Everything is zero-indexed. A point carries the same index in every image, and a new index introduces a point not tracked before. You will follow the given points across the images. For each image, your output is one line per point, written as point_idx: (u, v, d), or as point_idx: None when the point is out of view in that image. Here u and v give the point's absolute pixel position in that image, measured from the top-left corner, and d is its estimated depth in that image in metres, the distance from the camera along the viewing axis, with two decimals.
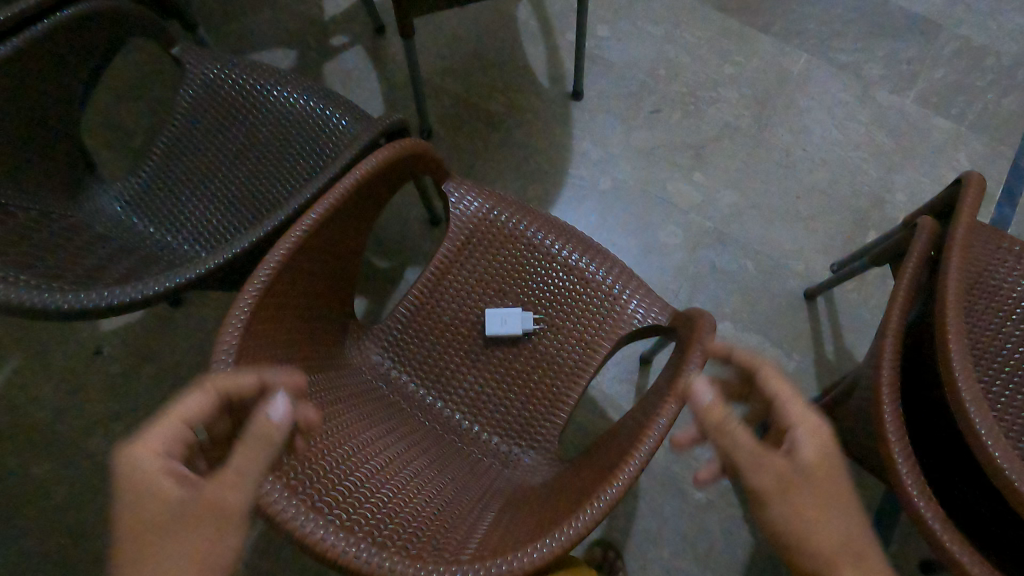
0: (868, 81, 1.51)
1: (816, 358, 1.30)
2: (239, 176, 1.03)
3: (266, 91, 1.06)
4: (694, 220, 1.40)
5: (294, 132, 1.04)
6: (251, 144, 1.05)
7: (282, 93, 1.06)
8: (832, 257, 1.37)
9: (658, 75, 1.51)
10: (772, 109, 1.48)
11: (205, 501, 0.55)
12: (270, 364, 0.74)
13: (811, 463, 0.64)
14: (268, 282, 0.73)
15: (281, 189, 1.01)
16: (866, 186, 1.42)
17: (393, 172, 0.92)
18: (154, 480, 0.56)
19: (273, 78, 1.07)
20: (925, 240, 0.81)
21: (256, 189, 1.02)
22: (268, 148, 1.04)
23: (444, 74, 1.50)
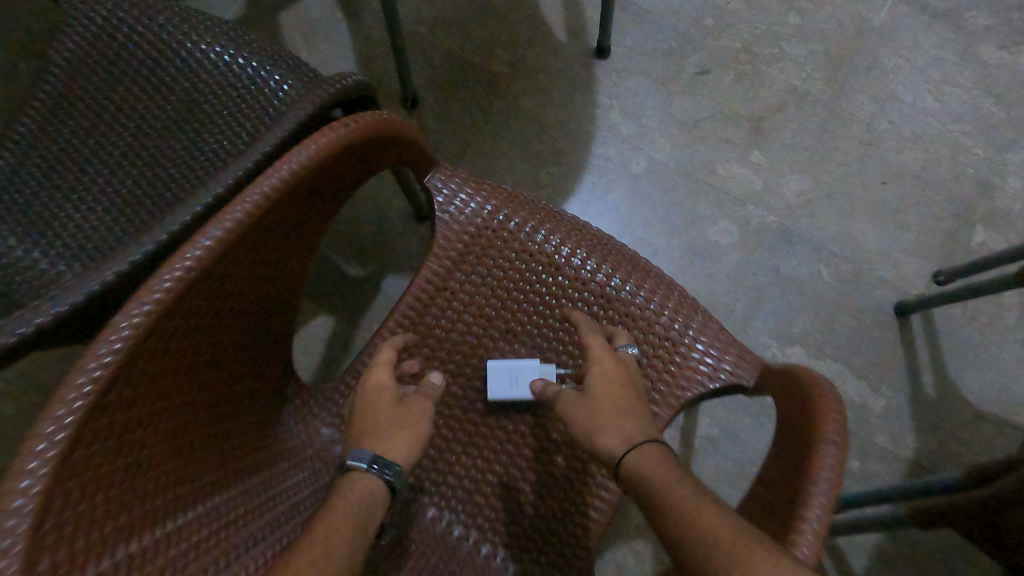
0: (973, 33, 1.19)
1: (911, 394, 1.02)
2: (127, 166, 0.70)
3: (164, 34, 0.70)
4: (753, 214, 1.09)
5: (207, 101, 0.70)
6: (144, 116, 0.71)
7: (195, 44, 0.70)
8: (929, 261, 1.07)
9: (705, 27, 1.19)
10: (850, 69, 1.17)
11: (411, 402, 0.57)
12: (139, 488, 0.43)
13: (595, 384, 0.55)
14: (130, 346, 0.42)
15: (190, 188, 0.69)
16: (971, 168, 1.12)
17: (352, 159, 0.61)
18: (381, 396, 0.57)
19: (174, 13, 0.71)
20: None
21: (152, 187, 0.70)
22: (169, 124, 0.70)
23: (432, 23, 1.18)
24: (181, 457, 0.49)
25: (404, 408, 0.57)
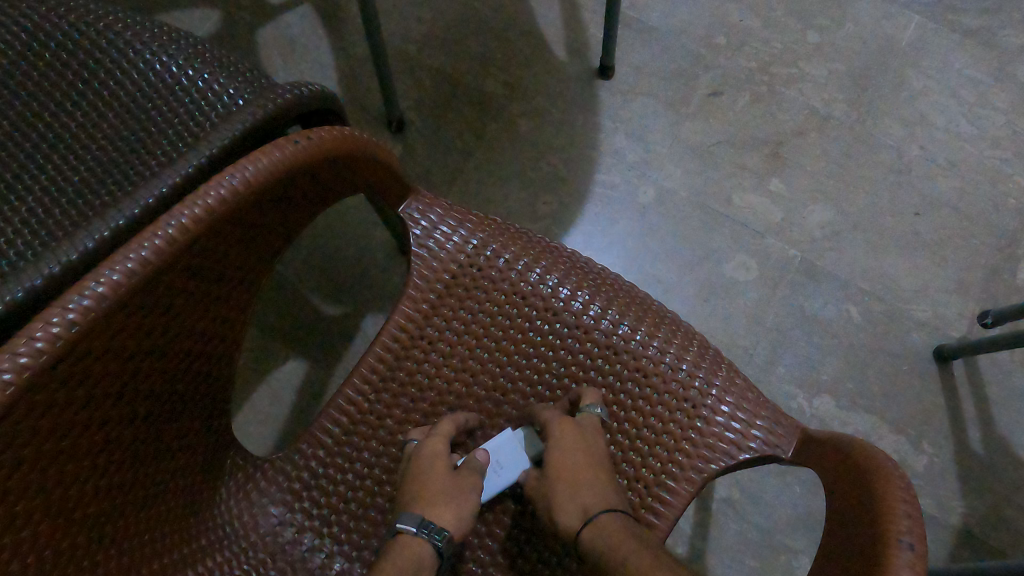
0: (1007, 52, 1.10)
1: (956, 451, 0.90)
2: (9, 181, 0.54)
3: (65, 26, 0.57)
4: (773, 247, 0.99)
5: (124, 112, 0.56)
6: (36, 123, 0.56)
7: (111, 41, 0.56)
8: (970, 301, 0.96)
9: (716, 45, 1.10)
10: (875, 90, 1.07)
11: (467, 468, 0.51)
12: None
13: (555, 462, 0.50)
14: None
15: (89, 208, 0.53)
16: (1013, 197, 1.01)
17: (309, 184, 0.50)
18: (434, 459, 0.50)
19: (87, 4, 0.58)
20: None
21: (38, 207, 0.53)
22: (66, 134, 0.55)
23: (421, 41, 1.10)
24: (81, 528, 0.39)
25: (458, 475, 0.51)
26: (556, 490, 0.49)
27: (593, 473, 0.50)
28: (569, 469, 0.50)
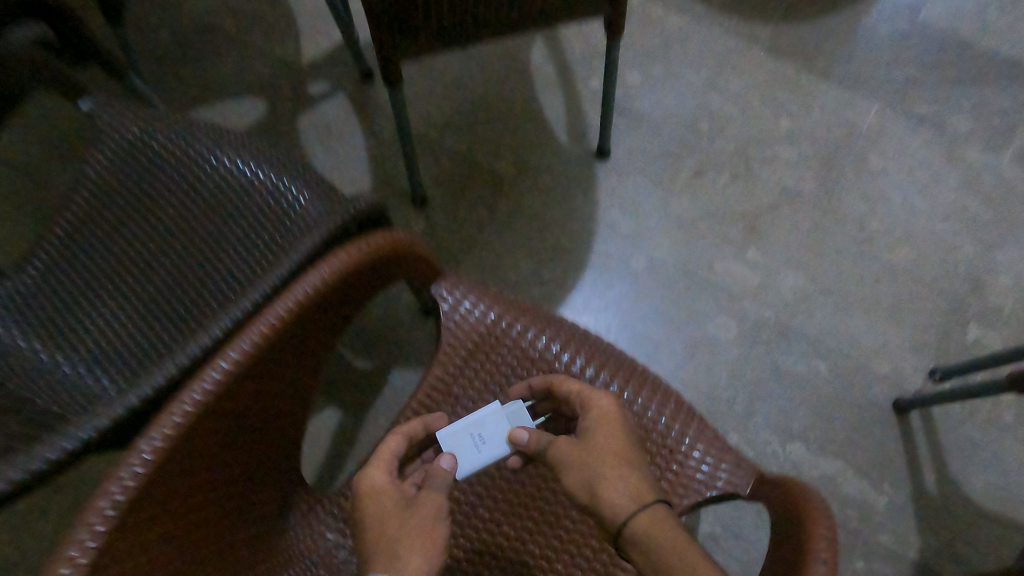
0: (955, 137, 1.25)
1: (913, 492, 1.02)
2: (155, 273, 0.75)
3: (185, 154, 0.78)
4: (750, 309, 1.12)
5: (233, 218, 0.76)
6: (166, 224, 0.77)
7: (218, 160, 0.76)
8: (925, 357, 1.09)
9: (700, 131, 1.25)
10: (840, 171, 1.22)
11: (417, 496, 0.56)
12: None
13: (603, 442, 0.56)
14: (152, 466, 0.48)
15: (213, 286, 0.74)
16: (962, 265, 1.15)
17: (369, 276, 0.64)
18: (381, 495, 0.56)
19: (196, 133, 0.78)
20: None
21: (179, 290, 0.74)
22: (190, 232, 0.76)
23: (442, 127, 1.25)
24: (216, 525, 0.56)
25: (415, 505, 0.55)
26: (600, 471, 0.54)
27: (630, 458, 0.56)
28: (604, 457, 0.55)
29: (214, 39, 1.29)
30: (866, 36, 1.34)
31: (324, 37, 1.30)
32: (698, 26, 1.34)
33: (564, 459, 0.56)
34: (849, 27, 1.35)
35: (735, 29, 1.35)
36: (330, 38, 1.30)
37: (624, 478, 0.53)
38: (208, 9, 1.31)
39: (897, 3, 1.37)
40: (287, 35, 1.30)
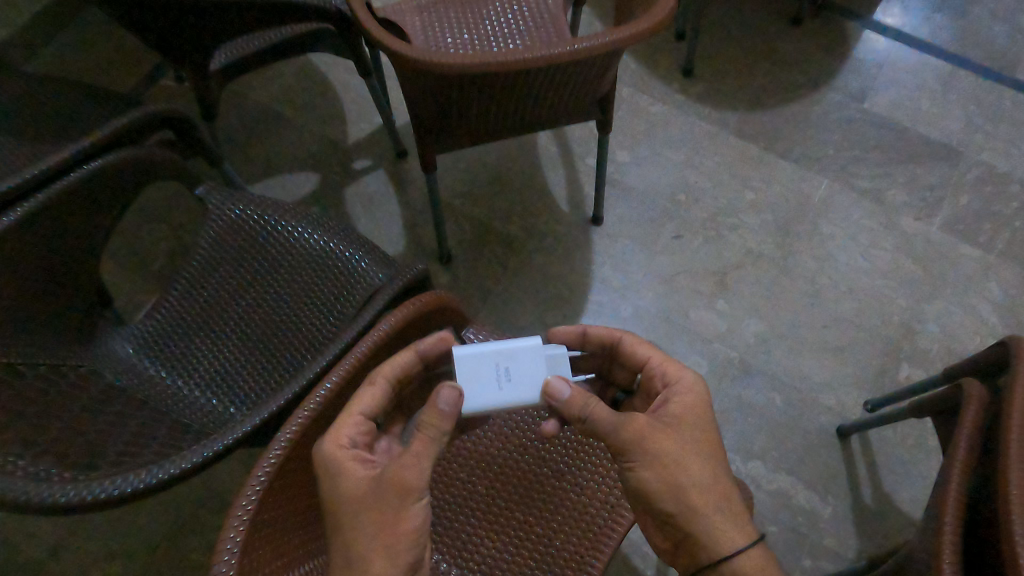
0: (892, 207, 1.49)
1: (853, 503, 1.23)
2: (251, 315, 1.01)
3: (274, 227, 1.05)
4: (719, 350, 1.35)
5: (309, 274, 1.02)
6: (258, 279, 1.03)
7: (300, 232, 1.04)
8: (864, 392, 1.31)
9: (678, 201, 1.50)
10: (796, 236, 1.46)
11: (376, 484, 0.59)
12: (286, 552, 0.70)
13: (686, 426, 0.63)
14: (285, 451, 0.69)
15: (294, 325, 0.99)
16: (896, 315, 1.38)
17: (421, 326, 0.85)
18: (344, 486, 0.60)
19: (282, 212, 1.07)
20: (975, 409, 0.78)
21: (269, 328, 1.00)
22: (276, 284, 1.02)
23: (463, 197, 1.51)
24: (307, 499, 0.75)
25: (378, 498, 0.58)
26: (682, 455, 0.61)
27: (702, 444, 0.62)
28: (684, 441, 0.62)
29: (275, 123, 1.56)
30: (818, 122, 1.60)
31: (366, 121, 1.57)
32: (677, 113, 1.61)
33: (646, 446, 0.60)
34: (805, 115, 1.61)
35: (708, 116, 1.61)
36: (371, 122, 1.57)
37: (718, 497, 0.61)
38: (271, 99, 1.58)
39: (843, 96, 1.63)
40: (336, 120, 1.57)
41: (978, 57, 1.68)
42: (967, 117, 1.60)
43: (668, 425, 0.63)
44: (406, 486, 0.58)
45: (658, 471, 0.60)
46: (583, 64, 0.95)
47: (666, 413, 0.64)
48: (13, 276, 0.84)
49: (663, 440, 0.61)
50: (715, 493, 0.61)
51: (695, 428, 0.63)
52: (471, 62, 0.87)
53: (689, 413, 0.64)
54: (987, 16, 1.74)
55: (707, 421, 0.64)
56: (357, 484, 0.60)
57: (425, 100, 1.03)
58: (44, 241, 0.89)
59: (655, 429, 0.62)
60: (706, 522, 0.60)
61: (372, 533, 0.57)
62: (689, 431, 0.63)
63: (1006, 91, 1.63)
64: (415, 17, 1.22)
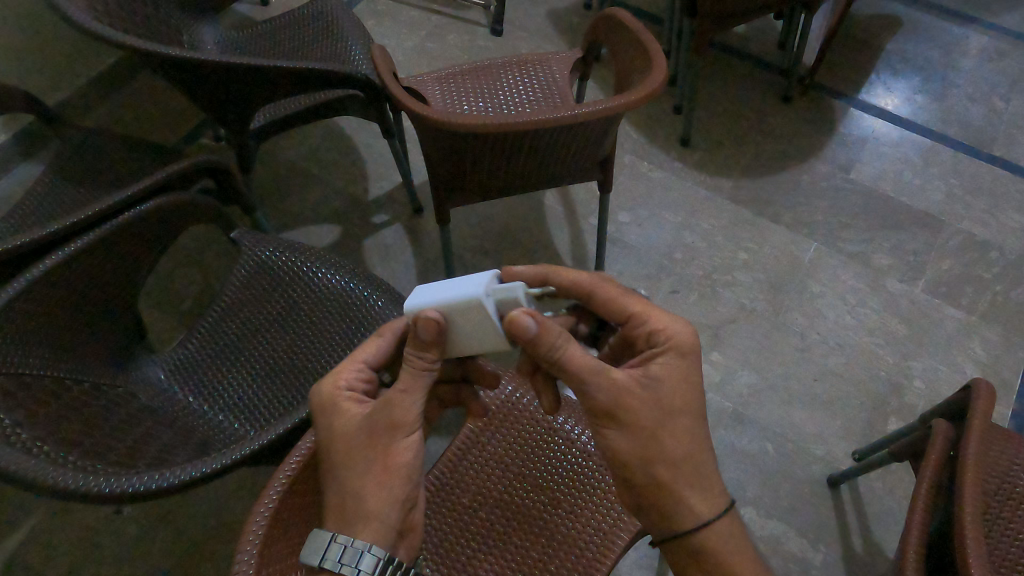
0: (878, 269, 1.58)
1: (844, 551, 1.26)
2: (274, 346, 1.09)
3: (298, 268, 1.15)
4: (713, 400, 1.42)
5: (328, 311, 1.11)
6: (281, 314, 1.12)
7: (323, 273, 1.14)
8: (853, 442, 1.36)
9: (675, 259, 1.60)
10: (787, 294, 1.55)
11: (371, 424, 0.64)
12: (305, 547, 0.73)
13: (666, 384, 0.65)
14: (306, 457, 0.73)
15: (311, 356, 1.07)
16: (883, 370, 1.44)
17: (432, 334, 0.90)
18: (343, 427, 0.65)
19: (307, 256, 1.16)
20: (933, 469, 0.84)
21: (287, 359, 1.08)
22: (298, 319, 1.11)
23: (473, 250, 1.61)
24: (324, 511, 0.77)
25: (375, 435, 0.64)
26: (663, 421, 0.64)
27: (682, 405, 0.65)
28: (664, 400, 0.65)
29: (302, 180, 1.68)
30: (807, 190, 1.71)
31: (387, 180, 1.69)
32: (675, 180, 1.73)
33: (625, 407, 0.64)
34: (795, 183, 1.73)
35: (704, 182, 1.73)
36: (391, 181, 1.69)
37: (690, 474, 0.65)
38: (300, 158, 1.72)
39: (831, 166, 1.76)
40: (359, 178, 1.69)
41: (956, 134, 1.81)
42: (947, 188, 1.71)
43: (650, 388, 0.65)
44: (394, 424, 0.63)
45: (630, 441, 0.64)
46: (584, 127, 1.07)
47: (649, 372, 0.66)
48: (68, 301, 0.93)
49: (639, 403, 0.64)
50: (686, 469, 0.65)
51: (679, 396, 0.65)
52: (484, 122, 0.98)
53: (671, 377, 0.65)
54: (964, 98, 1.88)
55: (692, 388, 0.66)
56: (352, 425, 0.65)
57: (442, 157, 1.15)
58: (98, 272, 0.98)
59: (636, 394, 0.64)
60: (674, 496, 0.64)
61: (364, 471, 0.63)
62: (671, 399, 0.65)
63: (983, 165, 1.75)
64: (436, 86, 1.36)
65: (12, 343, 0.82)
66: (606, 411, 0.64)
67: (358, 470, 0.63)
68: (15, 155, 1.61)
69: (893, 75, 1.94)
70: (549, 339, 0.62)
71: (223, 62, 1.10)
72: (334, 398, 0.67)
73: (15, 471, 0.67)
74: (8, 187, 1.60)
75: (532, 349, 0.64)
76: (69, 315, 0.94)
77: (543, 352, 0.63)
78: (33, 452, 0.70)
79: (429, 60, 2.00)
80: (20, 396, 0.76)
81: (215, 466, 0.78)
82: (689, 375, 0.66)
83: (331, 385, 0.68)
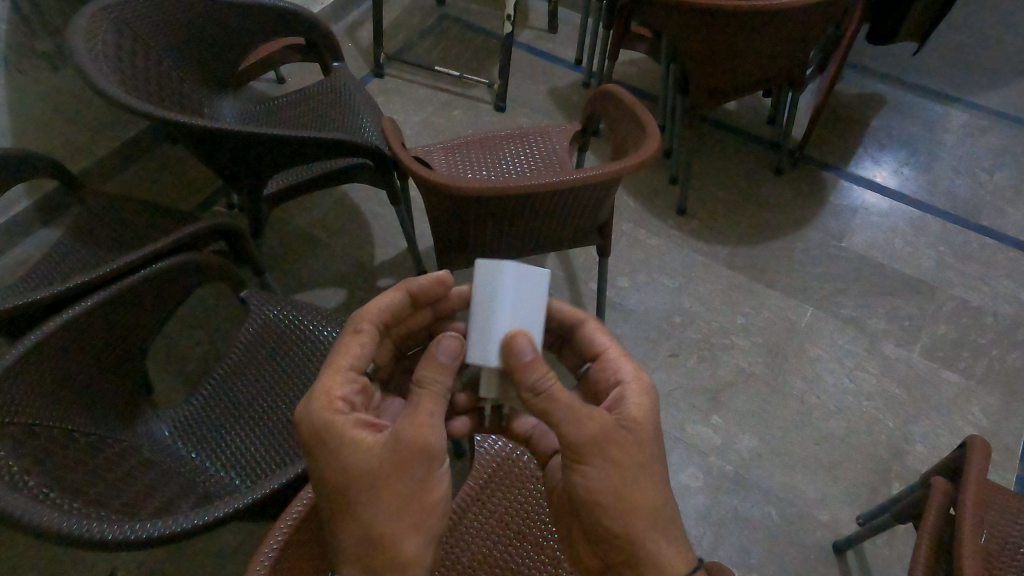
0: (874, 333, 1.60)
1: None
2: (278, 401, 1.11)
3: (306, 326, 1.19)
4: (715, 463, 1.41)
5: None
6: (287, 370, 1.14)
7: (330, 331, 1.17)
8: (857, 508, 1.35)
9: (674, 323, 1.63)
10: (785, 358, 1.56)
11: (404, 451, 0.61)
12: None
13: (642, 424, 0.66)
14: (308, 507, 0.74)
15: None
16: (884, 434, 1.44)
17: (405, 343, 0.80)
18: (363, 459, 0.61)
19: (313, 317, 1.20)
20: (931, 528, 0.84)
21: (289, 413, 1.09)
22: (302, 375, 1.13)
23: None
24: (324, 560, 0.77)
25: (406, 467, 0.61)
26: (642, 460, 0.64)
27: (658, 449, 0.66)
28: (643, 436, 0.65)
29: (311, 246, 1.73)
30: (801, 257, 1.76)
31: (392, 246, 1.75)
32: (672, 247, 1.78)
33: (614, 445, 0.63)
34: (788, 251, 1.78)
35: (700, 250, 1.78)
36: (396, 247, 1.75)
37: (664, 524, 0.64)
38: (310, 224, 1.78)
39: (824, 235, 1.81)
40: (365, 243, 1.75)
41: (944, 205, 1.87)
42: (938, 256, 1.75)
43: (630, 432, 0.65)
44: (426, 450, 0.61)
45: (614, 483, 0.63)
46: (581, 192, 1.12)
47: (626, 416, 0.66)
48: (83, 355, 0.95)
49: (624, 446, 0.64)
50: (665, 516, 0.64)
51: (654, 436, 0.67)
52: (485, 186, 1.03)
53: (646, 420, 0.66)
54: (950, 171, 1.96)
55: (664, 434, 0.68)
56: (372, 453, 0.62)
57: (444, 218, 1.20)
58: (113, 327, 1.00)
59: (621, 436, 0.64)
60: (649, 545, 0.63)
61: (399, 506, 0.60)
62: (647, 439, 0.66)
63: (972, 234, 1.80)
64: (441, 156, 1.43)
65: (24, 395, 0.83)
66: (591, 449, 0.63)
67: (386, 505, 0.60)
68: (35, 221, 1.67)
69: (880, 149, 2.03)
70: (539, 369, 0.62)
71: (242, 131, 1.17)
72: (336, 423, 0.63)
73: (21, 517, 0.67)
74: (25, 251, 1.66)
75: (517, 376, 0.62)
76: (81, 370, 0.95)
77: (531, 381, 0.62)
78: (40, 497, 0.71)
79: (436, 133, 2.09)
80: (30, 445, 0.78)
81: (217, 514, 0.78)
82: (656, 417, 0.68)
83: (326, 405, 0.65)
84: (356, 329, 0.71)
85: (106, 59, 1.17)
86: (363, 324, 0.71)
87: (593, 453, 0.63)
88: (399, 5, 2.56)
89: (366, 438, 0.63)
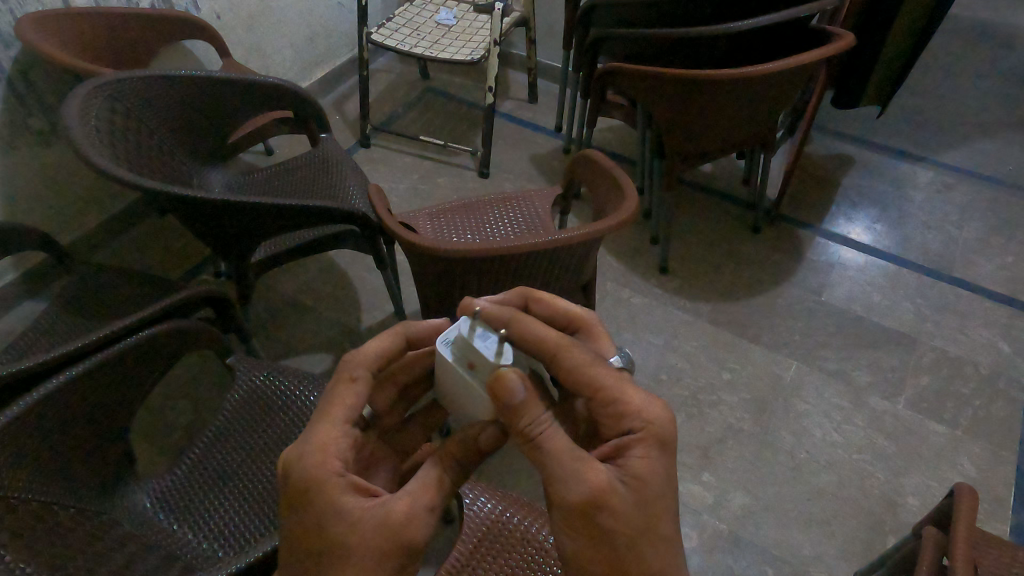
0: (859, 386, 1.62)
1: None
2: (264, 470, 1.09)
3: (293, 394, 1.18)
4: (708, 522, 1.39)
5: None
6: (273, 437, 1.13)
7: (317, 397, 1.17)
8: (854, 563, 1.33)
9: (661, 379, 1.63)
10: (774, 413, 1.57)
11: (387, 533, 0.60)
12: None
13: (641, 493, 0.61)
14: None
15: None
16: (876, 487, 1.44)
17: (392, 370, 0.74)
18: (341, 526, 0.60)
19: (298, 390, 1.18)
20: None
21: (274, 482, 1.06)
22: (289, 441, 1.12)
23: None
24: None
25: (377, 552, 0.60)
26: (631, 535, 0.60)
27: (650, 523, 0.61)
28: (637, 505, 0.61)
29: (297, 313, 1.74)
30: (784, 311, 1.79)
31: (380, 310, 1.76)
32: (655, 305, 1.81)
33: (606, 506, 0.60)
34: (770, 306, 1.81)
35: (683, 307, 1.81)
36: (384, 311, 1.76)
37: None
38: (297, 290, 1.80)
39: (803, 290, 1.85)
40: (353, 308, 1.76)
41: (917, 258, 1.93)
42: (915, 308, 1.79)
43: (632, 493, 0.61)
44: (407, 544, 0.60)
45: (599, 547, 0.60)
46: (565, 251, 1.15)
47: (628, 471, 0.62)
48: (66, 423, 0.94)
49: (619, 513, 0.60)
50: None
51: (646, 513, 0.61)
52: (469, 249, 1.06)
53: (652, 478, 0.62)
54: (920, 226, 2.02)
55: (665, 503, 0.62)
56: (352, 522, 0.60)
57: (430, 279, 1.22)
58: (98, 394, 0.99)
59: (617, 503, 0.60)
60: None
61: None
62: (636, 509, 0.60)
63: (947, 286, 1.85)
64: (427, 221, 1.46)
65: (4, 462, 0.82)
66: (587, 507, 0.59)
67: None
68: (21, 294, 1.67)
69: (853, 206, 2.09)
70: (523, 414, 0.60)
71: (229, 200, 1.19)
72: (326, 484, 0.62)
73: None
74: (10, 323, 1.65)
75: (512, 414, 0.61)
76: (64, 440, 0.94)
77: (519, 421, 0.61)
78: None
79: (421, 200, 2.14)
80: (8, 517, 0.76)
81: None
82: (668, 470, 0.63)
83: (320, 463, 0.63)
84: (351, 378, 0.68)
85: (99, 134, 1.20)
86: (360, 372, 0.69)
87: (582, 516, 0.60)
88: (384, 79, 2.66)
89: (351, 503, 0.61)
